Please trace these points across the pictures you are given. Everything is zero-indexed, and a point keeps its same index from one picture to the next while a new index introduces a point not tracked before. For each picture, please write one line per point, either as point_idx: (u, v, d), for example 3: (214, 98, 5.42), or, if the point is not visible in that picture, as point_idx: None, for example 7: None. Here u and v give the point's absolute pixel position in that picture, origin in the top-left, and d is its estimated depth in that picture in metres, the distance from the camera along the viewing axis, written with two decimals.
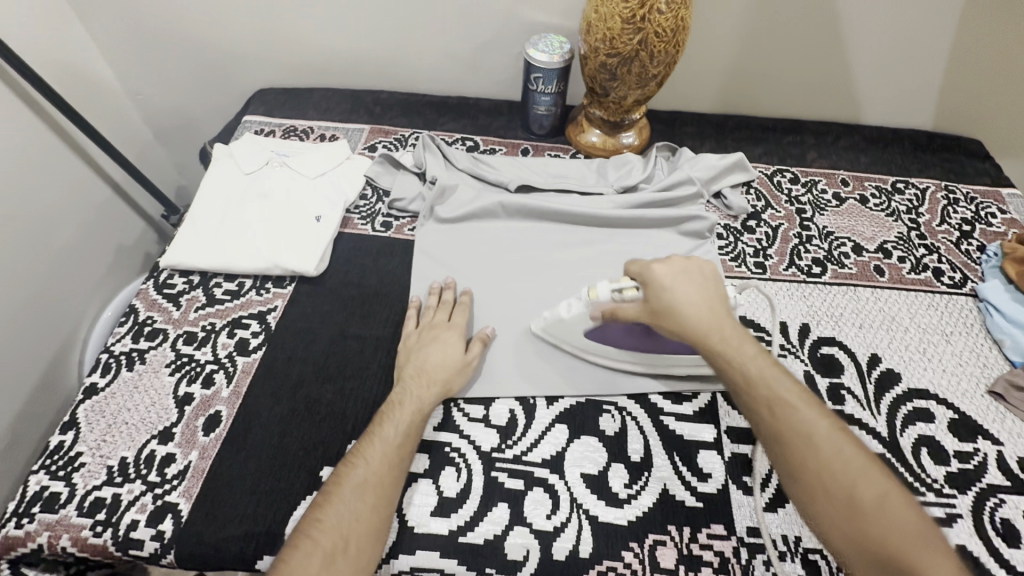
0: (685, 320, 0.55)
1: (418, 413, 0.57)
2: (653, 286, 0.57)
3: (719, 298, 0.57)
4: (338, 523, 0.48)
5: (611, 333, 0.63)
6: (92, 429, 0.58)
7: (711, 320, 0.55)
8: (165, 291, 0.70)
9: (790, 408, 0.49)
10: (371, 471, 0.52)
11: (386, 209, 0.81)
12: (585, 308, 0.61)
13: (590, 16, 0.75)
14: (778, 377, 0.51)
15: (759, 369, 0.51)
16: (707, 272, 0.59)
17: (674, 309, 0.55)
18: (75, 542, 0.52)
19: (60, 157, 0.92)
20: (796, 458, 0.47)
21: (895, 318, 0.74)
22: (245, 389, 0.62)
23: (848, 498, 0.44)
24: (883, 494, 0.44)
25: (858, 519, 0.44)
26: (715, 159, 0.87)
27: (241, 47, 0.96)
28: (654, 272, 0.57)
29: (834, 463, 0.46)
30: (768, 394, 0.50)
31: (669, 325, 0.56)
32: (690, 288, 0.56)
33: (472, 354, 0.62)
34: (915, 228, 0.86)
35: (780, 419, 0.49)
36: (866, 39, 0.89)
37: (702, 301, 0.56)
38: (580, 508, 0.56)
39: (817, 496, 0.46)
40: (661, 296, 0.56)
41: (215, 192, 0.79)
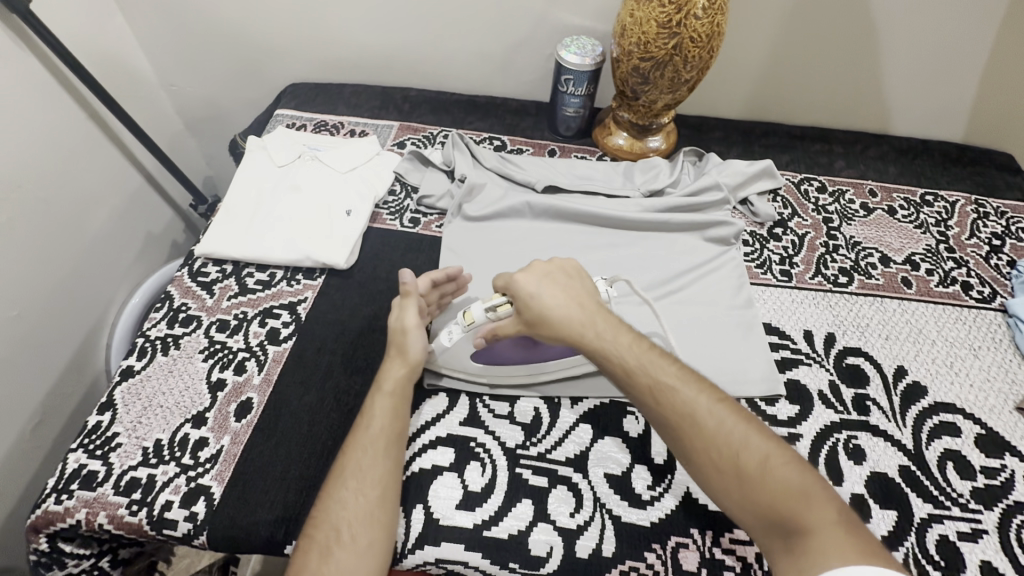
0: (556, 322, 0.57)
1: (394, 395, 0.57)
2: (520, 294, 0.58)
3: (591, 297, 0.60)
4: (328, 516, 0.49)
5: (497, 351, 0.63)
6: (128, 411, 0.59)
7: (582, 319, 0.57)
8: (199, 279, 0.72)
9: (672, 392, 0.52)
10: (354, 462, 0.52)
11: (415, 206, 0.82)
12: (464, 334, 0.61)
13: (624, 21, 0.75)
14: (657, 364, 0.55)
15: (638, 358, 0.55)
16: (579, 274, 0.62)
17: (544, 315, 0.58)
18: (112, 519, 0.53)
19: (97, 143, 0.95)
20: (684, 438, 0.51)
21: (921, 331, 0.74)
22: (276, 377, 0.63)
23: (732, 466, 0.48)
24: (764, 452, 0.48)
25: (746, 482, 0.47)
26: (743, 166, 0.87)
27: (277, 41, 0.98)
28: (518, 283, 0.59)
29: (718, 434, 0.49)
30: (650, 380, 0.54)
31: (545, 330, 0.58)
32: (556, 292, 0.59)
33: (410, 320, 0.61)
34: (943, 241, 0.85)
35: (666, 406, 0.52)
36: (900, 48, 0.88)
37: (570, 302, 0.58)
38: (603, 508, 0.56)
39: (708, 468, 0.49)
40: (529, 303, 0.58)
41: (248, 184, 0.80)
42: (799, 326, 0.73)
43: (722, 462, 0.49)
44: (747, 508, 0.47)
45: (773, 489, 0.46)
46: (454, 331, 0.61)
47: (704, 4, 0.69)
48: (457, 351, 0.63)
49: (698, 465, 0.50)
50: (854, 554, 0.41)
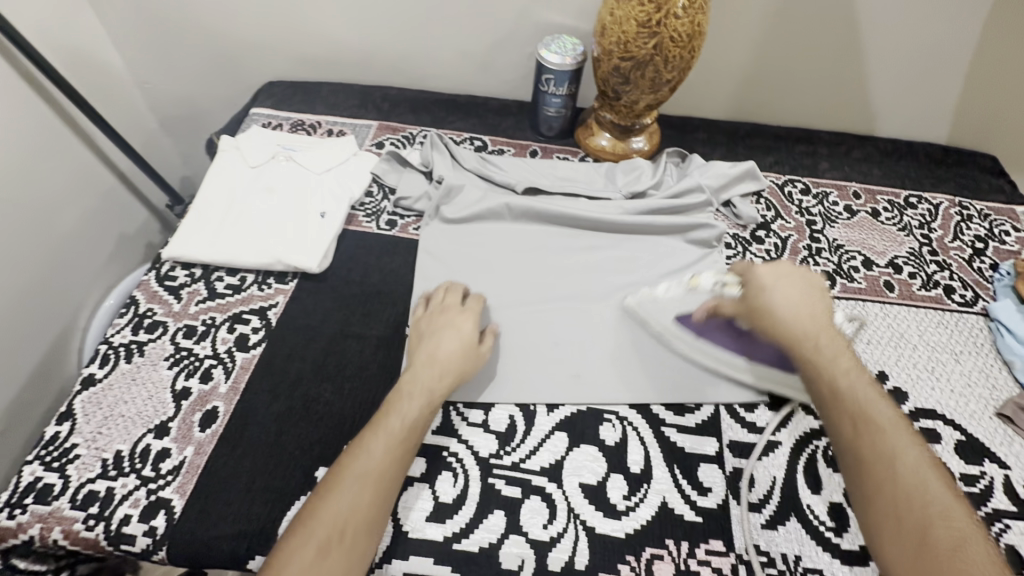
0: (779, 321, 0.58)
1: (429, 405, 0.56)
2: (755, 283, 0.61)
3: (828, 317, 0.58)
4: (335, 512, 0.47)
5: (711, 328, 0.66)
6: (88, 421, 0.58)
7: (811, 329, 0.56)
8: (166, 283, 0.70)
9: (880, 428, 0.49)
10: (373, 462, 0.50)
11: (392, 207, 0.81)
12: (684, 293, 0.70)
13: (604, 19, 0.74)
14: (876, 400, 0.51)
15: (857, 386, 0.52)
16: (824, 292, 0.61)
17: (770, 309, 0.58)
18: (67, 535, 0.51)
19: (67, 143, 0.92)
20: (873, 480, 0.47)
21: (903, 335, 0.73)
22: (244, 386, 0.61)
23: (920, 530, 0.44)
24: (961, 533, 0.43)
25: (931, 552, 0.42)
26: (726, 167, 0.86)
27: (252, 38, 0.96)
28: (757, 273, 0.61)
29: (914, 489, 0.45)
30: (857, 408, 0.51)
31: (760, 321, 0.59)
32: (794, 296, 0.59)
33: (484, 345, 0.63)
34: (926, 244, 0.84)
35: (860, 432, 0.50)
36: (884, 49, 0.88)
37: (805, 310, 0.58)
38: (577, 519, 0.55)
39: (883, 512, 0.46)
40: (760, 294, 0.60)
41: (220, 184, 0.78)
42: None
43: (903, 514, 0.45)
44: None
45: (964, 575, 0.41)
46: (674, 288, 0.70)
47: (684, 3, 0.68)
48: (666, 304, 0.69)
49: (875, 511, 0.46)
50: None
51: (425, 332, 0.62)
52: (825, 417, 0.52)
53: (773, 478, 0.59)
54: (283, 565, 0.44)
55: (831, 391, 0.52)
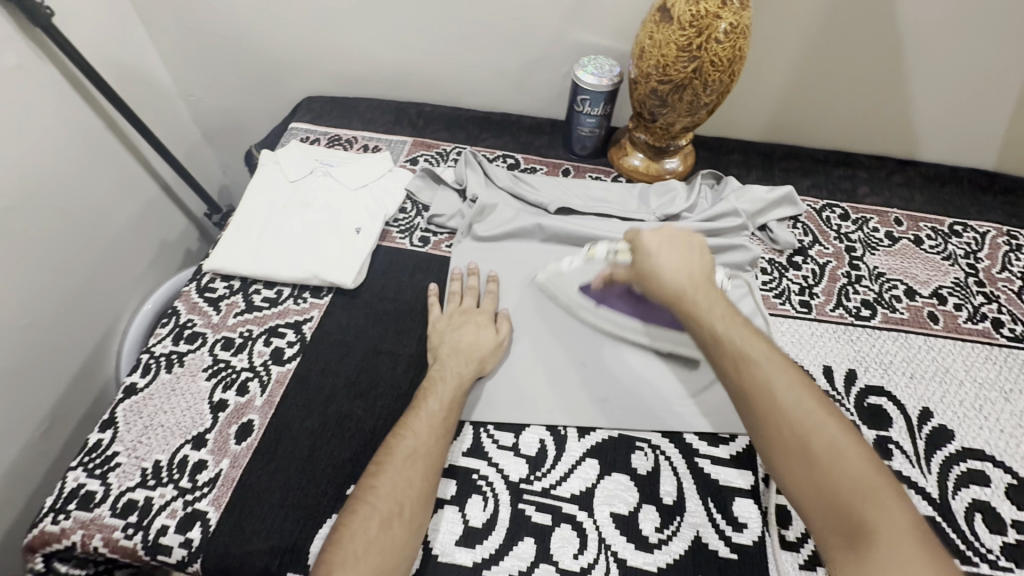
0: (660, 282, 0.59)
1: (459, 390, 0.60)
2: (639, 250, 0.62)
3: (704, 272, 0.59)
4: (391, 490, 0.50)
5: (611, 294, 0.69)
6: (129, 430, 0.59)
7: (686, 286, 0.57)
8: (206, 295, 0.71)
9: (757, 365, 0.49)
10: (422, 444, 0.54)
11: (425, 224, 0.81)
12: (583, 265, 0.72)
13: (643, 42, 0.73)
14: (751, 339, 0.52)
15: (733, 331, 0.53)
16: (702, 249, 0.63)
17: (652, 270, 0.60)
18: (106, 542, 0.52)
19: (115, 154, 0.95)
20: (762, 414, 0.47)
21: (948, 369, 0.70)
22: (279, 399, 0.62)
23: (806, 453, 0.44)
24: (838, 445, 0.44)
25: (816, 470, 0.43)
26: (763, 192, 0.85)
27: (294, 55, 0.98)
28: (642, 238, 0.63)
29: (800, 423, 0.45)
30: (738, 353, 0.51)
31: (648, 284, 0.60)
32: (670, 256, 0.60)
33: (503, 333, 0.66)
34: (972, 274, 0.81)
35: (745, 376, 0.49)
36: (930, 73, 0.85)
37: (681, 268, 0.59)
38: (608, 550, 0.54)
39: (782, 459, 0.45)
40: (643, 258, 0.61)
41: (260, 198, 0.80)
42: (818, 361, 0.71)
43: (797, 455, 0.44)
44: (811, 500, 0.43)
45: (844, 483, 0.42)
46: (575, 261, 0.73)
47: (726, 28, 0.67)
48: (571, 279, 0.72)
49: (774, 454, 0.46)
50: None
51: (445, 330, 0.66)
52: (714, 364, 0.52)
53: None
54: (351, 538, 0.47)
55: (713, 338, 0.53)
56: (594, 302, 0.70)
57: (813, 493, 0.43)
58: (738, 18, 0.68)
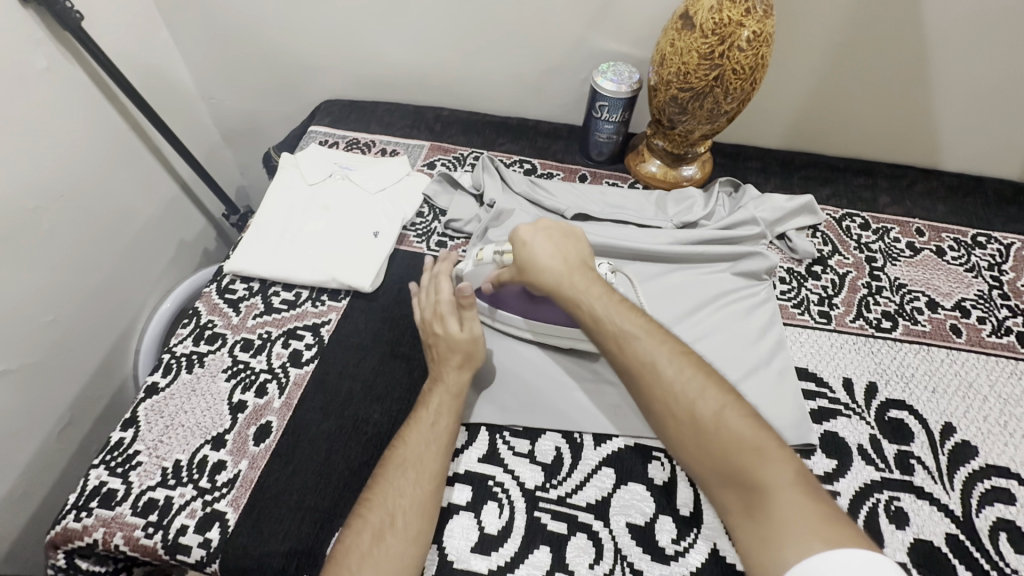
0: (541, 273, 0.59)
1: (455, 395, 0.59)
2: (517, 244, 0.62)
3: (580, 257, 0.61)
4: (382, 504, 0.50)
5: (502, 296, 0.68)
6: (150, 429, 0.60)
7: (565, 270, 0.59)
8: (226, 296, 0.72)
9: (635, 345, 0.52)
10: (412, 453, 0.53)
11: (442, 228, 0.82)
12: (474, 270, 0.66)
13: (664, 49, 0.73)
14: (626, 318, 0.54)
15: (610, 310, 0.55)
16: (578, 238, 0.64)
17: (533, 263, 0.60)
18: (127, 541, 0.53)
19: (139, 155, 0.97)
20: (647, 390, 0.50)
21: (972, 384, 0.69)
22: (297, 402, 0.62)
23: (692, 420, 0.47)
24: (722, 409, 0.46)
25: (703, 435, 0.46)
26: (782, 200, 0.84)
27: (315, 60, 0.99)
28: (519, 230, 0.62)
29: (678, 390, 0.48)
30: (616, 332, 0.53)
31: (530, 278, 0.61)
32: (549, 244, 0.60)
33: (471, 329, 0.61)
34: (996, 287, 0.80)
35: (626, 353, 0.52)
36: (957, 81, 0.84)
37: (559, 256, 0.60)
38: (624, 560, 0.54)
39: (674, 429, 0.48)
40: (522, 251, 0.61)
41: (279, 201, 0.81)
42: (837, 373, 0.70)
43: (685, 420, 0.47)
44: (701, 460, 0.46)
45: (730, 446, 0.44)
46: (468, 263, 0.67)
47: (749, 36, 0.67)
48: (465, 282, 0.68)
49: (664, 422, 0.49)
50: (828, 528, 0.38)
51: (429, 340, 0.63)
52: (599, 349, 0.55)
53: None
54: (347, 554, 0.47)
55: (592, 323, 0.55)
56: (488, 304, 0.69)
57: (705, 460, 0.46)
58: (762, 26, 0.67)
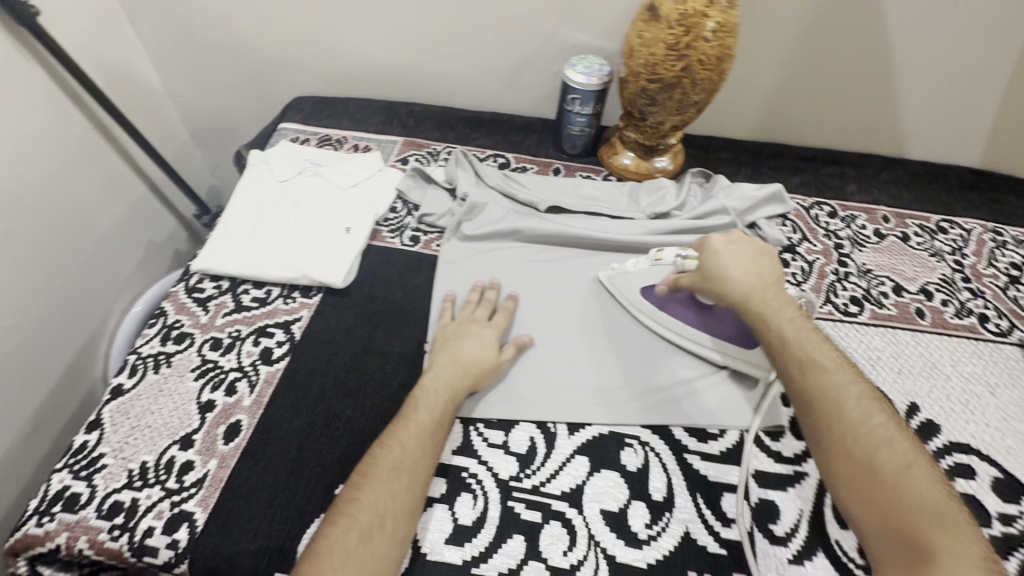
0: (729, 283, 0.62)
1: (451, 400, 0.58)
2: (709, 253, 0.66)
3: (775, 277, 0.63)
4: (371, 503, 0.49)
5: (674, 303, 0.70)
6: (115, 431, 0.59)
7: (757, 288, 0.61)
8: (195, 295, 0.71)
9: (827, 374, 0.52)
10: (407, 455, 0.52)
11: (415, 223, 0.81)
12: (651, 267, 0.73)
13: (632, 41, 0.74)
14: (818, 349, 0.54)
15: (800, 337, 0.56)
16: (769, 258, 0.66)
17: (722, 273, 0.63)
18: (92, 545, 0.52)
19: (104, 154, 0.95)
20: (822, 420, 0.50)
21: (936, 364, 0.71)
22: (267, 399, 0.62)
23: (868, 460, 0.47)
24: (909, 464, 0.45)
25: (880, 480, 0.45)
26: (752, 189, 0.85)
27: (284, 56, 0.98)
28: (712, 241, 0.66)
29: (860, 428, 0.48)
30: (802, 360, 0.54)
31: (715, 287, 0.63)
32: (739, 262, 0.64)
33: (505, 356, 0.64)
34: (959, 270, 0.82)
35: (808, 380, 0.52)
36: (918, 71, 0.86)
37: (751, 273, 0.62)
38: (598, 546, 0.54)
39: (841, 463, 0.48)
40: (713, 260, 0.65)
41: (249, 198, 0.80)
42: None
43: (860, 459, 0.47)
44: (865, 504, 0.45)
45: (908, 503, 0.43)
46: (640, 263, 0.74)
47: (713, 26, 0.68)
48: (634, 282, 0.72)
49: (829, 455, 0.49)
50: None
51: (451, 345, 0.63)
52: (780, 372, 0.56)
53: (800, 510, 0.57)
54: (330, 553, 0.46)
55: (781, 346, 0.56)
56: (656, 306, 0.70)
57: (871, 510, 0.45)
58: (726, 16, 0.68)
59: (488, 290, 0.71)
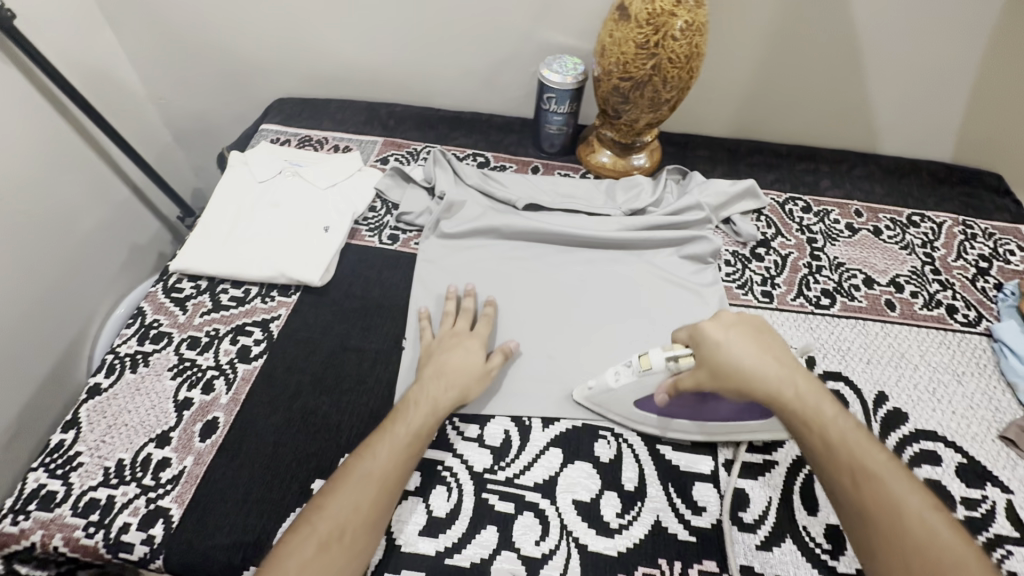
0: (751, 378, 0.50)
1: (434, 414, 0.57)
2: (706, 344, 0.53)
3: (790, 361, 0.52)
4: (334, 513, 0.49)
5: (673, 405, 0.59)
6: (92, 429, 0.59)
7: (782, 377, 0.50)
8: (173, 295, 0.71)
9: (884, 484, 0.45)
10: (378, 466, 0.52)
11: (394, 222, 0.82)
12: (635, 378, 0.58)
13: (604, 40, 0.75)
14: (867, 450, 0.46)
15: (847, 436, 0.47)
16: (768, 332, 0.55)
17: (735, 366, 0.51)
18: (67, 542, 0.52)
19: (84, 157, 0.95)
20: (883, 538, 0.43)
21: (904, 355, 0.73)
22: (244, 397, 0.62)
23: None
24: None
25: None
26: (726, 185, 0.86)
27: (264, 57, 0.99)
28: (707, 331, 0.54)
29: (928, 548, 0.41)
30: (853, 462, 0.46)
31: (733, 387, 0.51)
32: (752, 345, 0.52)
33: (493, 363, 0.63)
34: (929, 263, 0.84)
35: (862, 488, 0.45)
36: (887, 67, 0.88)
37: (768, 359, 0.51)
38: (570, 536, 0.55)
39: None
40: (715, 352, 0.52)
41: (228, 199, 0.80)
42: None
43: None
44: None
45: None
46: (623, 374, 0.59)
47: (682, 25, 0.69)
48: (620, 394, 0.60)
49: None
50: None
51: (435, 355, 0.62)
52: (823, 476, 0.47)
53: (769, 498, 0.58)
54: (285, 560, 0.46)
55: (826, 447, 0.47)
56: (659, 417, 0.60)
57: None
58: (694, 15, 0.69)
59: (464, 297, 0.70)
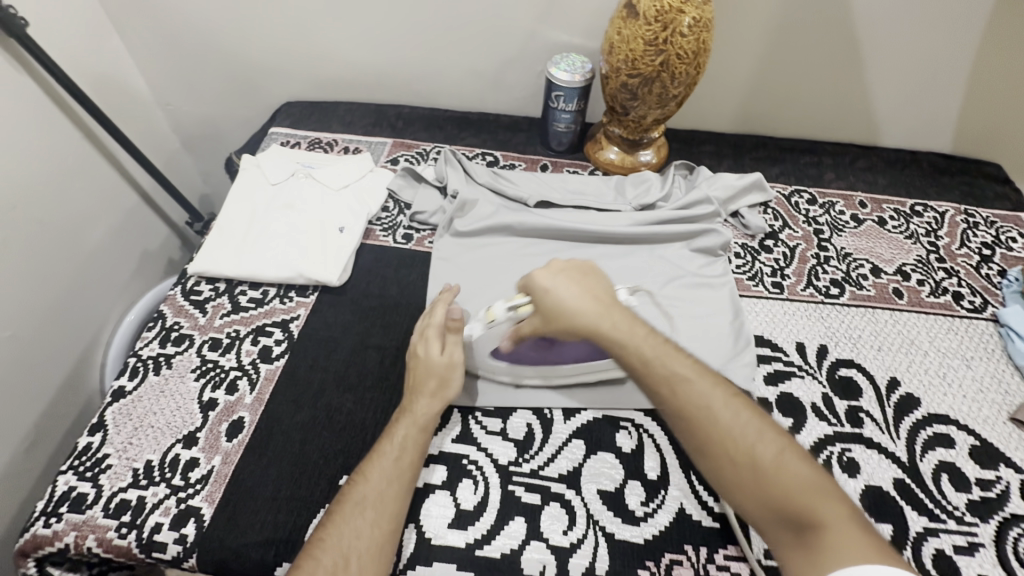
0: (572, 316, 0.57)
1: (419, 427, 0.56)
2: (537, 290, 0.59)
3: (605, 295, 0.60)
4: (337, 543, 0.48)
5: (517, 351, 0.63)
6: (119, 432, 0.59)
7: (596, 312, 0.57)
8: (192, 297, 0.72)
9: (690, 384, 0.53)
10: (373, 491, 0.51)
11: (408, 221, 0.83)
12: (486, 331, 0.60)
13: (612, 38, 0.76)
14: (674, 359, 0.55)
15: (657, 352, 0.55)
16: (593, 272, 0.62)
17: (559, 307, 0.57)
18: (101, 543, 0.53)
19: (94, 165, 0.95)
20: (701, 433, 0.51)
21: (914, 341, 0.74)
22: (268, 396, 0.63)
23: (742, 452, 0.49)
24: (778, 453, 0.48)
25: (761, 476, 0.47)
26: (733, 179, 0.88)
27: (271, 62, 0.99)
28: (537, 277, 0.59)
29: (733, 429, 0.50)
30: (666, 375, 0.54)
31: (560, 326, 0.57)
32: (573, 286, 0.59)
33: (453, 353, 0.60)
34: (934, 251, 0.86)
35: (677, 396, 0.52)
36: (887, 60, 0.89)
37: (585, 295, 0.58)
38: (596, 525, 0.56)
39: (722, 468, 0.49)
40: (546, 297, 0.58)
41: (242, 202, 0.81)
42: (791, 338, 0.74)
43: (739, 460, 0.48)
44: (755, 500, 0.47)
45: (785, 486, 0.46)
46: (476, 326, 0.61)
47: (689, 22, 0.70)
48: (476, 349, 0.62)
49: (715, 464, 0.50)
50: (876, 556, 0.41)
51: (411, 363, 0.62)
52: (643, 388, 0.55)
53: None
54: None
55: (645, 366, 0.54)
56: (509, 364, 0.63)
57: (759, 502, 0.47)
58: (701, 12, 0.71)
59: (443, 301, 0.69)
